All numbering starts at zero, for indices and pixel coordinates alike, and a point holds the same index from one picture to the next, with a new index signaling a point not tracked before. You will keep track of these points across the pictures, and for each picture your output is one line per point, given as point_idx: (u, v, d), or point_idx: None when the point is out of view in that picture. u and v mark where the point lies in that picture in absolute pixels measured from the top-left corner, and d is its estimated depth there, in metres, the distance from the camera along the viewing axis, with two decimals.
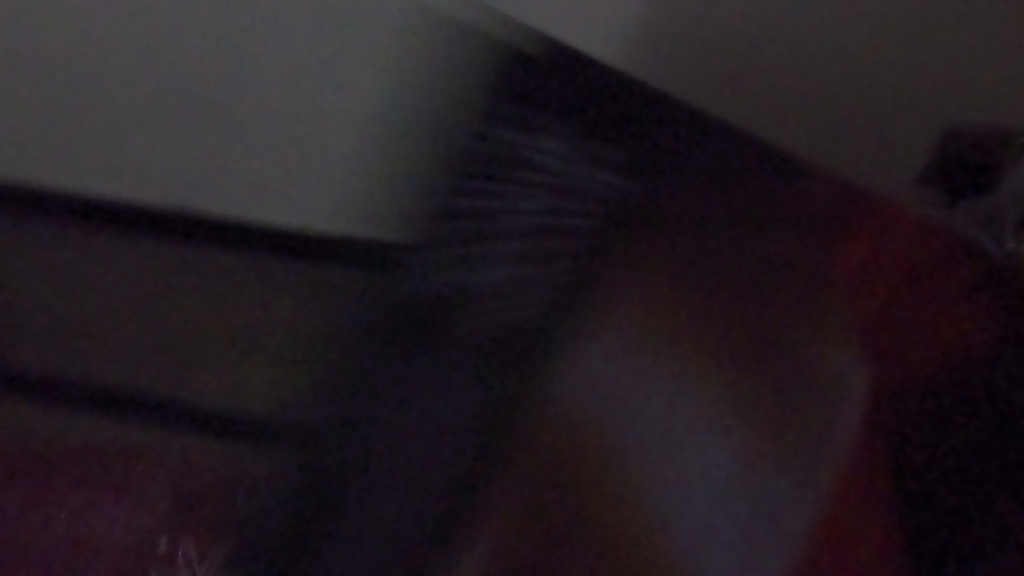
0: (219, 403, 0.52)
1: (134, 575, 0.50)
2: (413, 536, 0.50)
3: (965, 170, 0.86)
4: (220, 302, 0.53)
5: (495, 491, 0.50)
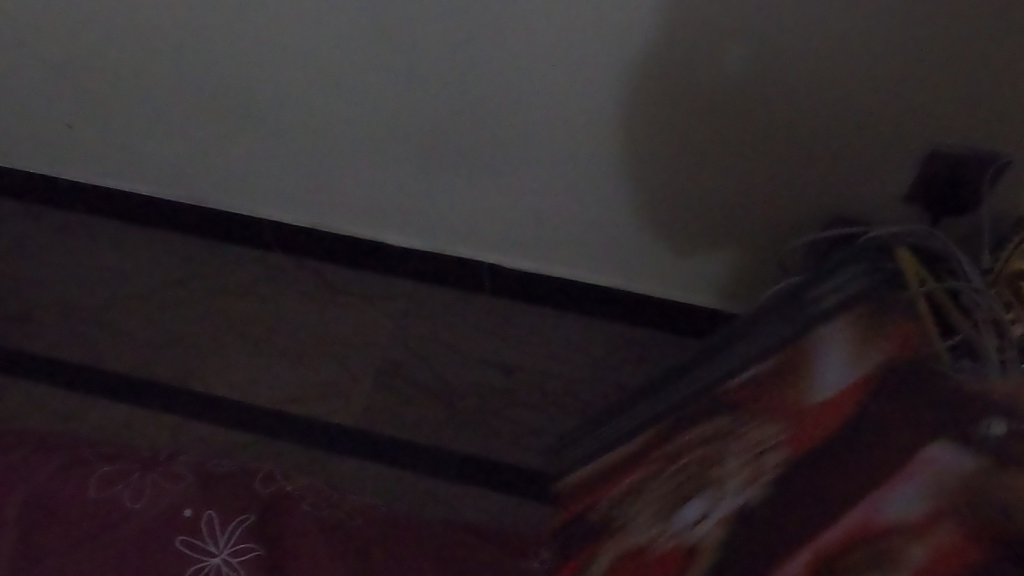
0: (479, 411, 1.03)
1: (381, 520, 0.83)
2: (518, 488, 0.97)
3: (948, 180, 0.81)
4: (490, 387, 1.05)
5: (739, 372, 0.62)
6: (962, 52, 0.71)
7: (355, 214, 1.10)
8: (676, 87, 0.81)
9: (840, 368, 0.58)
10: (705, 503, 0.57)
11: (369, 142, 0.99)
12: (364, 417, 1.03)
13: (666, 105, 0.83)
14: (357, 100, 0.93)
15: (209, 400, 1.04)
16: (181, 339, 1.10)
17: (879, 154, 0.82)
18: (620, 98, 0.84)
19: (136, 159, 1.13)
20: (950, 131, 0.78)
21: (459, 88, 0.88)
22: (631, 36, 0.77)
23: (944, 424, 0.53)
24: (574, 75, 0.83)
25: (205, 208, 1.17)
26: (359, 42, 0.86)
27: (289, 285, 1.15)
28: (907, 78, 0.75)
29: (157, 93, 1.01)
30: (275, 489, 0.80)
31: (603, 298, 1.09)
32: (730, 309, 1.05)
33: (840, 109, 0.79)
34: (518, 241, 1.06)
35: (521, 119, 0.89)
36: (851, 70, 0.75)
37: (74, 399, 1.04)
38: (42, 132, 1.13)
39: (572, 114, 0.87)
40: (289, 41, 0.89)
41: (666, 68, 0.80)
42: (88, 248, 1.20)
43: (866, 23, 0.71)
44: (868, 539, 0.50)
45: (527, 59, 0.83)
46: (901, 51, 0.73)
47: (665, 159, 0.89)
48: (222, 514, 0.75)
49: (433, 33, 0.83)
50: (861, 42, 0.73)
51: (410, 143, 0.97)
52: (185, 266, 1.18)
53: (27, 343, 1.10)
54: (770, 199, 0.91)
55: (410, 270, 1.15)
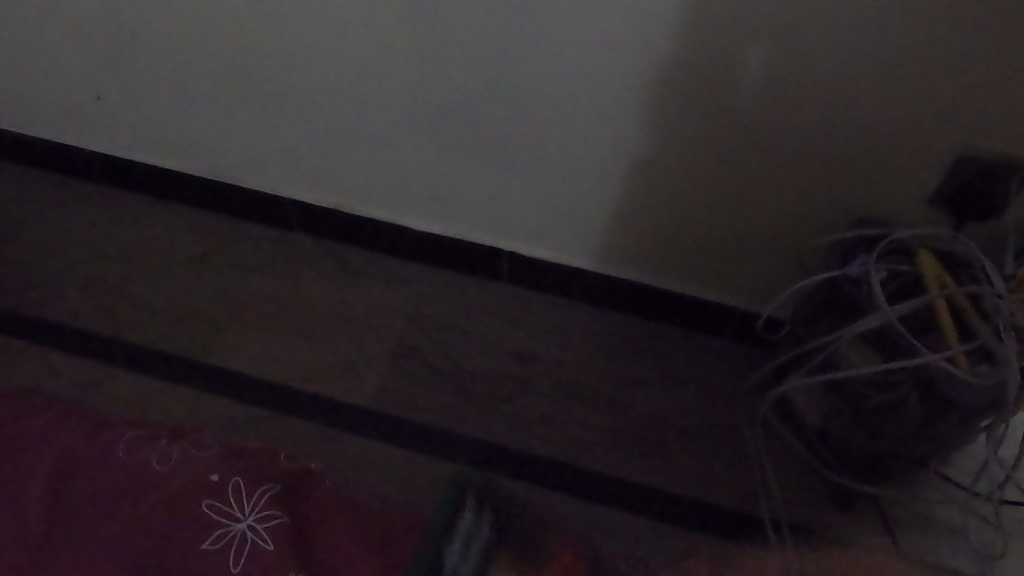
0: (498, 396, 1.04)
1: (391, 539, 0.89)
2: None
3: (972, 188, 0.82)
4: (508, 372, 1.06)
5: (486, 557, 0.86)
6: (977, 50, 0.71)
7: (371, 196, 1.11)
8: (690, 79, 0.82)
9: None
10: None
11: (385, 126, 1.00)
12: (378, 399, 1.03)
13: (680, 100, 0.84)
14: (373, 82, 0.95)
15: (223, 374, 1.04)
16: (198, 314, 1.11)
17: (898, 154, 0.82)
18: (634, 91, 0.85)
19: (162, 137, 1.15)
20: (967, 135, 0.79)
21: (474, 75, 0.89)
22: (644, 26, 0.78)
23: None
24: (590, 65, 0.83)
25: (229, 187, 1.18)
26: (375, 21, 0.87)
27: (306, 265, 1.16)
28: (921, 78, 0.75)
29: (179, 68, 1.03)
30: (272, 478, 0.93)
31: (618, 289, 1.10)
32: (745, 307, 1.05)
33: (858, 107, 0.79)
34: (532, 228, 1.06)
35: (536, 106, 0.90)
36: (866, 69, 0.76)
37: (87, 368, 1.04)
38: (67, 102, 1.15)
39: (588, 104, 0.88)
40: (306, 21, 0.90)
41: (680, 61, 0.80)
42: (107, 221, 1.21)
43: (883, 19, 0.71)
44: None
45: (541, 47, 0.84)
46: (915, 47, 0.73)
47: (679, 153, 0.90)
48: (245, 481, 0.92)
49: (449, 18, 0.84)
50: (876, 39, 0.73)
51: (426, 127, 0.98)
52: (207, 244, 1.19)
53: (44, 311, 1.10)
54: (791, 200, 0.91)
55: (428, 253, 1.16)
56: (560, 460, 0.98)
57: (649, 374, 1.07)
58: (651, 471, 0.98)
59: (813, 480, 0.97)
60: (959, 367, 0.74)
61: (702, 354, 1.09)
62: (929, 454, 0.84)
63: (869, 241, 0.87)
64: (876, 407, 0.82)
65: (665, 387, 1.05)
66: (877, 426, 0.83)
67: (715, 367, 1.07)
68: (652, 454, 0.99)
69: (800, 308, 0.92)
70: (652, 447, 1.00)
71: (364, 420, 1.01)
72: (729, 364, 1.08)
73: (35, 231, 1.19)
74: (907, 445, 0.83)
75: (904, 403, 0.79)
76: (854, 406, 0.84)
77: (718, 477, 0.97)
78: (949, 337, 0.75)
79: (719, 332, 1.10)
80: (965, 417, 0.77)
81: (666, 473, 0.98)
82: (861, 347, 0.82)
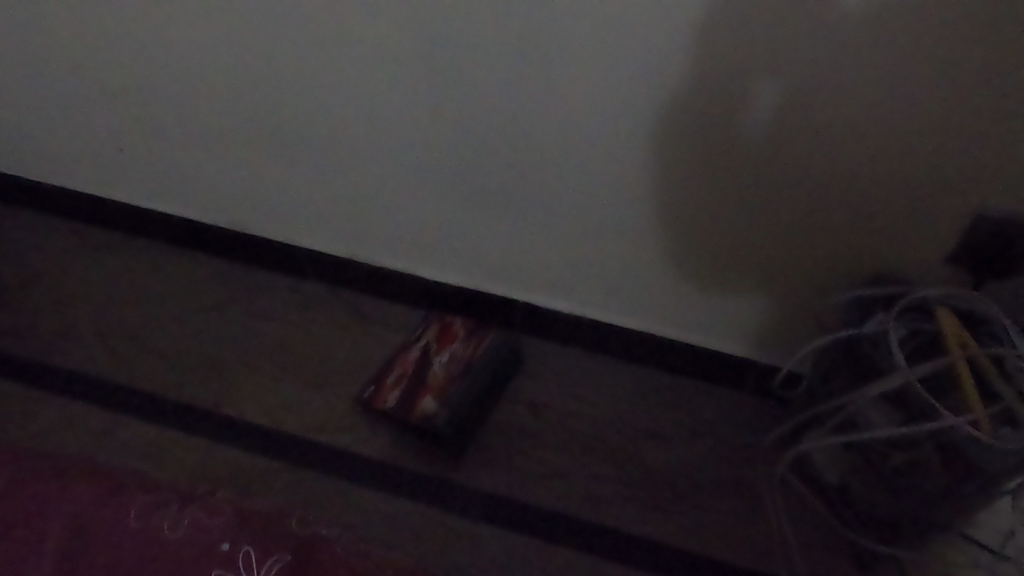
0: (512, 450, 1.03)
1: (416, 382, 1.04)
2: (486, 390, 1.05)
3: (984, 247, 0.81)
4: (521, 425, 1.05)
5: (481, 399, 1.04)
6: (968, 119, 0.72)
7: (389, 246, 1.12)
8: (695, 143, 0.83)
9: (389, 402, 1.02)
10: (401, 404, 1.02)
11: (392, 167, 0.99)
12: (391, 451, 1.03)
13: (690, 143, 0.83)
14: (381, 128, 0.95)
15: (238, 425, 1.04)
16: (207, 363, 1.11)
17: (909, 203, 0.81)
18: (648, 137, 0.84)
19: (173, 180, 1.16)
20: (986, 181, 0.77)
21: (485, 109, 0.88)
22: (647, 87, 0.79)
23: (403, 403, 1.02)
24: (607, 69, 0.79)
25: (244, 236, 1.20)
26: (367, 112, 0.94)
27: (322, 314, 1.18)
28: (932, 134, 0.75)
29: (203, 131, 1.06)
30: (308, 533, 0.63)
31: (634, 341, 1.09)
32: (762, 359, 1.05)
33: (880, 148, 0.77)
34: (550, 280, 1.06)
35: (547, 109, 0.85)
36: (868, 131, 0.76)
37: (106, 416, 1.04)
38: (93, 154, 1.17)
39: (598, 159, 0.88)
40: (317, 81, 0.92)
41: (674, 130, 0.82)
42: (126, 271, 1.23)
43: (908, 49, 0.69)
44: (435, 376, 1.04)
45: (552, 84, 0.82)
46: (932, 96, 0.72)
47: (699, 186, 0.87)
48: (259, 551, 0.59)
49: (457, 77, 0.86)
50: (893, 76, 0.71)
51: (437, 181, 0.99)
52: (222, 293, 1.20)
53: (67, 361, 1.11)
54: (801, 254, 0.91)
55: (445, 306, 1.16)
56: (580, 514, 0.97)
57: (663, 425, 1.06)
58: (671, 527, 0.97)
59: (835, 540, 0.95)
60: (982, 430, 0.73)
61: (716, 405, 1.08)
62: (953, 518, 0.82)
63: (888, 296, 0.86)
64: (900, 468, 0.81)
65: (683, 442, 1.04)
66: (901, 485, 0.82)
67: (728, 420, 1.06)
68: (670, 510, 0.98)
69: (822, 360, 0.92)
70: (668, 502, 0.99)
71: (378, 465, 1.01)
72: (745, 418, 1.06)
73: (63, 279, 1.22)
74: (930, 506, 0.82)
75: (928, 462, 0.78)
76: (877, 463, 0.83)
77: (739, 538, 0.96)
78: (971, 400, 0.74)
79: (737, 386, 1.09)
80: (987, 481, 0.75)
81: (690, 529, 0.96)
82: (883, 406, 0.82)
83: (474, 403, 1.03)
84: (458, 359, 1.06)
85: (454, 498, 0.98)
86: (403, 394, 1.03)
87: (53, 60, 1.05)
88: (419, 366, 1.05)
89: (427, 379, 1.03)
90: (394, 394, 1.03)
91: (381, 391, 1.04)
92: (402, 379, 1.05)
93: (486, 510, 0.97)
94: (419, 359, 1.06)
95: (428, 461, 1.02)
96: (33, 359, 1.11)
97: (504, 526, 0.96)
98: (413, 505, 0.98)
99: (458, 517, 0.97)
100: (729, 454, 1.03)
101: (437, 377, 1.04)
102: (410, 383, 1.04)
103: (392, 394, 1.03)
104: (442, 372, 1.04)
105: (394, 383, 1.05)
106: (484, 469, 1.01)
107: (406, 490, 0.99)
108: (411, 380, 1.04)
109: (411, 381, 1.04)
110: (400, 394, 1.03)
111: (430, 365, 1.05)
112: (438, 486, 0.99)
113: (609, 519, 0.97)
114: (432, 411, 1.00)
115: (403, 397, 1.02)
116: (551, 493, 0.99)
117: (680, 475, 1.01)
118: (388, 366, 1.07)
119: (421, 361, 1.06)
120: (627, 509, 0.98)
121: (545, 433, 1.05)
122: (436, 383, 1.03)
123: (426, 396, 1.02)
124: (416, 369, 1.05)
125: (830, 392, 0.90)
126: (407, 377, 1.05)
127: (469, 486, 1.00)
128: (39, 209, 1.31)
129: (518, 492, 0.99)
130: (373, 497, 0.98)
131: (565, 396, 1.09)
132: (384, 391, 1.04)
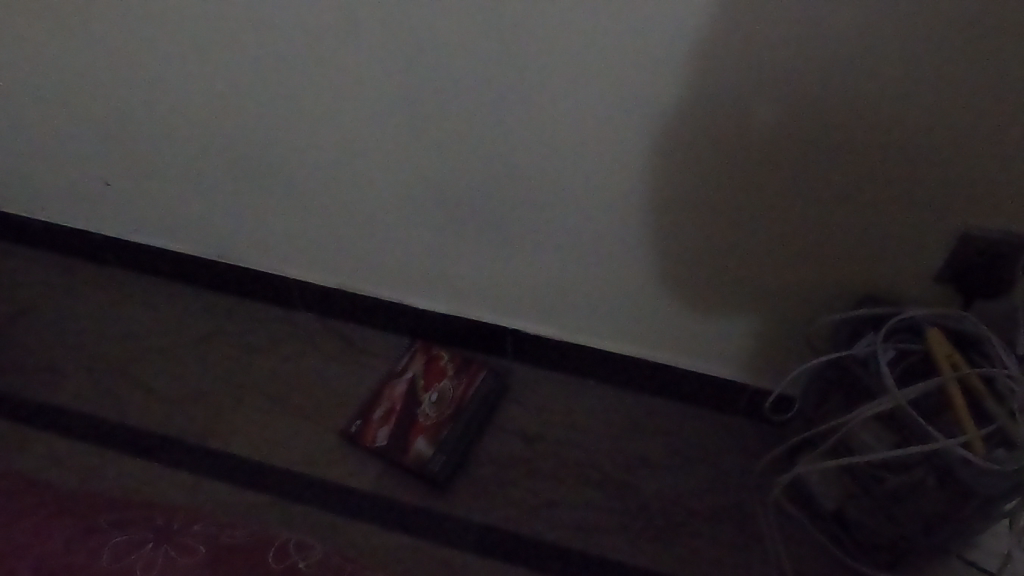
0: (502, 480, 1.02)
1: (404, 419, 1.04)
2: (473, 423, 1.05)
3: (975, 264, 0.81)
4: (510, 454, 1.04)
5: (468, 432, 1.04)
6: (952, 133, 0.72)
7: (376, 276, 1.11)
8: (677, 161, 0.82)
9: (380, 440, 1.03)
10: (392, 443, 1.03)
11: (373, 189, 0.99)
12: (380, 483, 1.01)
13: (674, 163, 0.83)
14: (364, 152, 0.94)
15: (227, 460, 1.03)
16: (194, 396, 1.11)
17: (894, 224, 0.81)
18: (633, 159, 0.84)
19: (161, 212, 1.16)
20: (970, 197, 0.76)
21: (473, 132, 0.87)
22: (634, 106, 0.79)
23: (394, 441, 1.03)
24: (594, 89, 0.78)
25: (231, 267, 1.19)
26: (356, 136, 0.93)
27: (312, 345, 1.17)
28: (921, 152, 0.74)
29: (193, 162, 1.06)
30: (287, 565, 0.55)
31: (625, 367, 1.09)
32: (753, 383, 1.04)
33: (861, 167, 0.77)
34: (539, 305, 1.06)
35: (535, 132, 0.85)
36: (854, 150, 0.76)
37: (93, 452, 1.03)
38: (80, 186, 1.17)
39: (582, 181, 0.88)
40: (298, 106, 0.92)
41: (658, 150, 0.82)
42: (115, 305, 1.23)
43: (886, 64, 0.68)
44: (424, 413, 1.05)
45: (537, 106, 0.82)
46: (918, 112, 0.71)
47: (689, 207, 0.87)
48: None
49: (444, 101, 0.85)
50: (873, 95, 0.71)
51: (421, 205, 0.98)
52: (211, 325, 1.20)
53: (54, 397, 1.10)
54: (788, 276, 0.90)
55: (436, 336, 1.15)
56: (575, 545, 0.96)
57: (654, 451, 1.05)
58: (668, 557, 0.95)
59: (831, 564, 0.93)
60: (975, 451, 0.72)
61: (707, 430, 1.07)
62: (949, 542, 0.81)
63: (875, 320, 0.86)
64: (895, 492, 0.80)
65: (676, 468, 1.03)
66: (894, 509, 0.82)
67: (722, 446, 1.05)
68: (665, 537, 0.96)
69: (809, 384, 0.92)
70: (663, 530, 0.97)
71: (365, 498, 1.00)
72: (739, 443, 1.05)
73: (53, 315, 1.21)
74: (926, 529, 0.81)
75: (923, 485, 0.77)
76: (871, 487, 0.82)
77: (735, 567, 0.94)
78: (964, 420, 0.73)
79: (727, 411, 1.08)
80: (984, 503, 0.74)
81: (686, 560, 0.94)
82: (873, 428, 0.80)
83: (465, 438, 1.04)
84: (447, 395, 1.07)
85: (442, 530, 0.97)
86: (392, 430, 1.04)
87: (44, 94, 1.05)
88: (406, 401, 1.06)
89: (416, 416, 1.05)
90: (383, 431, 1.04)
91: (369, 428, 1.05)
92: (389, 415, 1.06)
93: (475, 543, 0.96)
94: (406, 394, 1.07)
95: (417, 492, 1.00)
96: (20, 394, 1.10)
97: (493, 557, 0.94)
98: (401, 537, 0.96)
99: (446, 549, 0.95)
100: (721, 479, 1.02)
101: (427, 416, 1.05)
102: (398, 419, 1.05)
103: (382, 431, 1.04)
104: (431, 408, 1.06)
105: (382, 419, 1.06)
106: (473, 499, 1.00)
107: (394, 521, 0.97)
108: (399, 416, 1.05)
109: (398, 416, 1.05)
110: (390, 430, 1.04)
111: (419, 400, 1.06)
112: (427, 519, 0.98)
113: (601, 548, 0.95)
114: (426, 451, 1.01)
115: (393, 434, 1.03)
116: (542, 523, 0.98)
117: (672, 502, 0.99)
118: (375, 401, 1.08)
119: (408, 396, 1.07)
120: (619, 538, 0.96)
121: (535, 461, 1.04)
122: (426, 420, 1.04)
123: (417, 435, 1.03)
124: (403, 404, 1.06)
125: (821, 414, 0.90)
126: (395, 415, 1.05)
127: (459, 517, 0.98)
128: (31, 244, 1.31)
129: (507, 522, 0.98)
130: (360, 531, 0.96)
131: (554, 423, 1.08)
132: (373, 428, 1.05)
